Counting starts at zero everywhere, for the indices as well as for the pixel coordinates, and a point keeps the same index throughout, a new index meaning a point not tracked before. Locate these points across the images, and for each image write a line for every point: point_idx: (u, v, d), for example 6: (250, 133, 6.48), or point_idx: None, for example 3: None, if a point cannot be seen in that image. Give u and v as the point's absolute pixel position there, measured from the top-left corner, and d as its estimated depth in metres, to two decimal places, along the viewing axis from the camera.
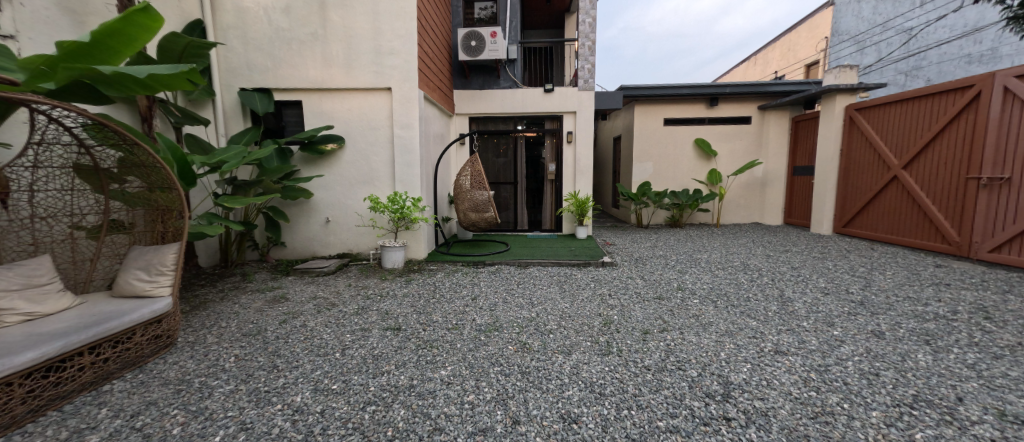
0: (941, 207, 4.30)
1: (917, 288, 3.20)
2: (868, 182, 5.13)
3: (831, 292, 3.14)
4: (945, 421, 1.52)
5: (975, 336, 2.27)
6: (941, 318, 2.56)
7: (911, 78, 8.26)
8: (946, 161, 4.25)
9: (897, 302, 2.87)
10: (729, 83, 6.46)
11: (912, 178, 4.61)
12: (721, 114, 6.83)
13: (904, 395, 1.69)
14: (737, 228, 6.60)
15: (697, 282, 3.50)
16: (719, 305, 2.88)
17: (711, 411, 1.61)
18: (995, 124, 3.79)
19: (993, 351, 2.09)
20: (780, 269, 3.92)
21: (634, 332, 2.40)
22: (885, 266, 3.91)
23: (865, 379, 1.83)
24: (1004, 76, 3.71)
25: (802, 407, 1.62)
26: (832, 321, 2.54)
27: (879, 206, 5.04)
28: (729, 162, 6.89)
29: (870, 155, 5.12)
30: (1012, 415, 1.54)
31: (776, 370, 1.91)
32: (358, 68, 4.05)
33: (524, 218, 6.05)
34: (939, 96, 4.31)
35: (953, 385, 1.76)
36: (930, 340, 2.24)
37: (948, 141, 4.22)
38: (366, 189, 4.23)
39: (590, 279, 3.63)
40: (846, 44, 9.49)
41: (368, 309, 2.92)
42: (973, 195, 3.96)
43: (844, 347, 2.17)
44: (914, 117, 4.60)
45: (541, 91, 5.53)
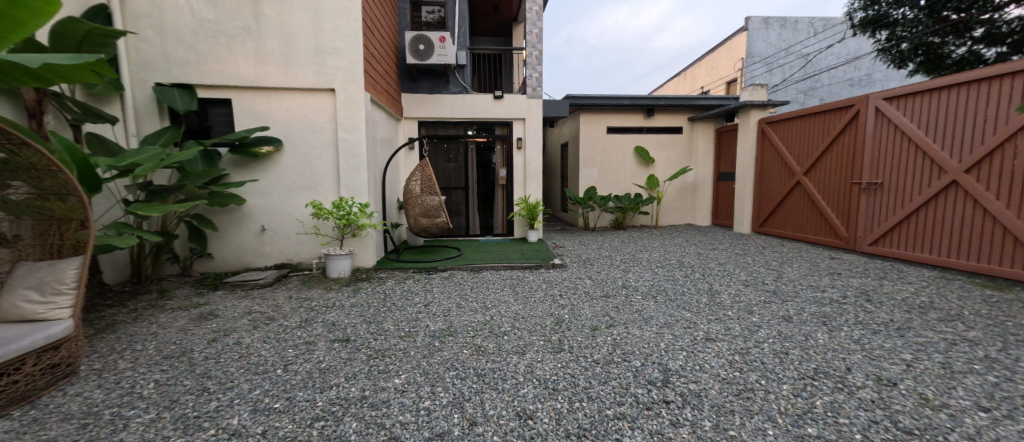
0: (833, 207, 5.01)
1: (817, 277, 3.71)
2: (778, 186, 5.83)
3: (750, 284, 3.54)
4: (838, 387, 1.80)
5: (861, 316, 2.70)
6: (835, 302, 3.00)
7: None
8: (835, 168, 4.97)
9: (802, 290, 3.31)
10: (663, 96, 7.02)
11: (811, 184, 5.30)
12: (657, 124, 7.38)
13: (808, 369, 1.96)
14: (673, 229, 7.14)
15: (640, 280, 3.76)
16: (659, 300, 3.13)
17: (653, 396, 1.76)
18: (870, 138, 4.51)
19: (873, 328, 2.49)
20: (710, 265, 4.33)
21: (584, 329, 2.54)
22: (793, 260, 4.47)
23: (778, 357, 2.10)
24: (876, 98, 4.44)
25: (728, 386, 1.82)
26: (751, 309, 2.88)
27: (786, 207, 5.74)
28: (665, 168, 7.46)
29: (779, 163, 5.83)
30: (886, 379, 1.86)
31: (707, 355, 2.13)
32: (296, 67, 3.84)
33: (476, 223, 6.04)
34: (829, 113, 5.04)
35: (844, 358, 2.08)
36: (827, 321, 2.62)
37: (837, 151, 4.94)
38: (307, 194, 4.01)
39: (541, 281, 3.74)
40: (757, 65, 10.08)
41: (313, 322, 2.78)
42: (856, 197, 4.66)
43: (762, 330, 2.47)
44: (811, 130, 5.33)
45: (491, 97, 5.62)
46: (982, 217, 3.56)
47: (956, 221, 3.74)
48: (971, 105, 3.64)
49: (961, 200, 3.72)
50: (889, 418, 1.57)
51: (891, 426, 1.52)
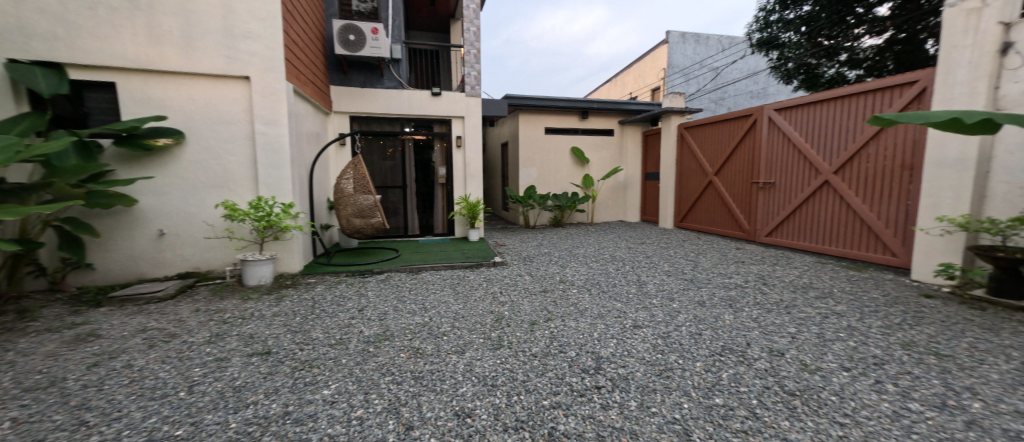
0: (737, 204, 5.67)
1: (726, 266, 4.18)
2: (695, 185, 6.46)
3: (672, 274, 3.89)
4: (739, 361, 2.06)
5: (760, 298, 3.10)
6: (741, 286, 3.41)
7: None
8: (739, 169, 5.62)
9: (714, 278, 3.71)
10: (596, 100, 7.40)
11: (721, 184, 5.93)
12: (591, 126, 7.76)
13: (716, 347, 2.22)
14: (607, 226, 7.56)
15: (576, 274, 3.95)
16: (592, 292, 3.33)
17: (586, 383, 1.87)
18: (765, 143, 5.17)
19: (769, 307, 2.88)
20: (638, 258, 4.68)
21: (523, 325, 2.62)
22: (707, 252, 4.97)
23: (692, 338, 2.35)
24: (769, 109, 5.10)
25: (651, 367, 2.00)
26: (672, 297, 3.17)
27: (701, 204, 6.37)
28: (598, 168, 7.87)
29: (695, 164, 6.45)
30: (777, 350, 2.17)
31: (634, 341, 2.31)
32: (201, 51, 3.45)
33: (415, 223, 5.89)
34: (734, 121, 5.68)
35: (745, 334, 2.39)
36: (733, 303, 2.98)
37: (740, 155, 5.59)
38: (217, 194, 3.63)
39: (482, 279, 3.78)
40: (677, 75, 11.04)
41: (226, 336, 2.53)
42: (755, 195, 5.32)
43: (680, 315, 2.73)
44: (719, 135, 5.97)
45: (428, 94, 5.54)
46: (846, 211, 4.26)
47: (829, 215, 4.43)
48: (836, 117, 4.32)
49: (831, 197, 4.41)
50: (777, 383, 1.83)
51: (778, 390, 1.77)
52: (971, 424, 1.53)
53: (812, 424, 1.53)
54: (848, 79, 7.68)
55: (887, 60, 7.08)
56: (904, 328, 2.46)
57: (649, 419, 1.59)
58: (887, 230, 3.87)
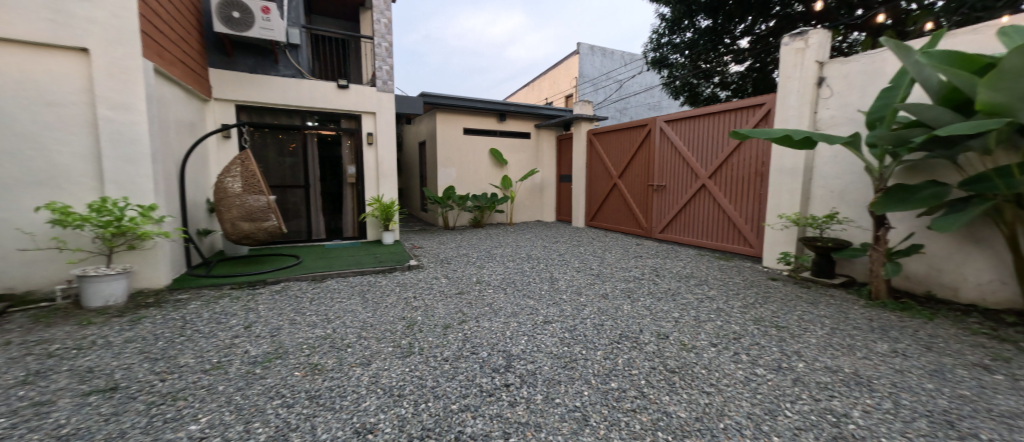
0: (637, 205, 6.23)
1: (628, 261, 4.55)
2: (602, 187, 6.96)
3: (581, 270, 4.13)
4: (633, 346, 2.25)
5: (655, 288, 3.44)
6: (640, 279, 3.75)
7: None
8: (638, 173, 6.18)
9: (618, 272, 4.02)
10: (513, 103, 7.54)
11: (623, 186, 6.48)
12: (508, 128, 7.89)
13: (616, 335, 2.40)
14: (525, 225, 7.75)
15: (491, 274, 3.96)
16: (507, 291, 3.38)
17: (495, 383, 1.88)
18: (658, 150, 5.76)
19: (662, 296, 3.21)
20: (552, 256, 4.89)
21: (435, 329, 2.54)
22: (613, 248, 5.37)
23: (596, 328, 2.51)
24: (660, 120, 5.70)
25: (558, 360, 2.08)
26: (580, 291, 3.36)
27: (608, 204, 6.88)
28: (516, 169, 8.04)
29: (602, 167, 6.95)
30: (664, 334, 2.42)
31: (543, 336, 2.39)
32: (12, 10, 2.71)
33: (320, 226, 5.39)
34: (633, 129, 6.24)
35: (641, 322, 2.63)
36: (632, 294, 3.26)
37: (639, 160, 6.16)
38: (41, 194, 2.88)
39: (395, 284, 3.60)
40: (587, 85, 11.90)
41: (52, 372, 2.02)
42: (652, 197, 5.90)
43: (587, 308, 2.90)
44: (622, 142, 6.50)
45: (334, 86, 5.11)
46: (719, 210, 4.93)
47: (707, 214, 5.10)
48: (710, 129, 4.99)
49: (708, 199, 5.07)
50: (663, 363, 2.04)
51: (663, 369, 1.97)
52: (797, 381, 1.87)
53: (686, 396, 1.72)
54: (720, 97, 9.07)
55: (747, 85, 8.49)
56: (760, 307, 2.93)
57: (552, 410, 1.64)
58: (747, 226, 4.57)
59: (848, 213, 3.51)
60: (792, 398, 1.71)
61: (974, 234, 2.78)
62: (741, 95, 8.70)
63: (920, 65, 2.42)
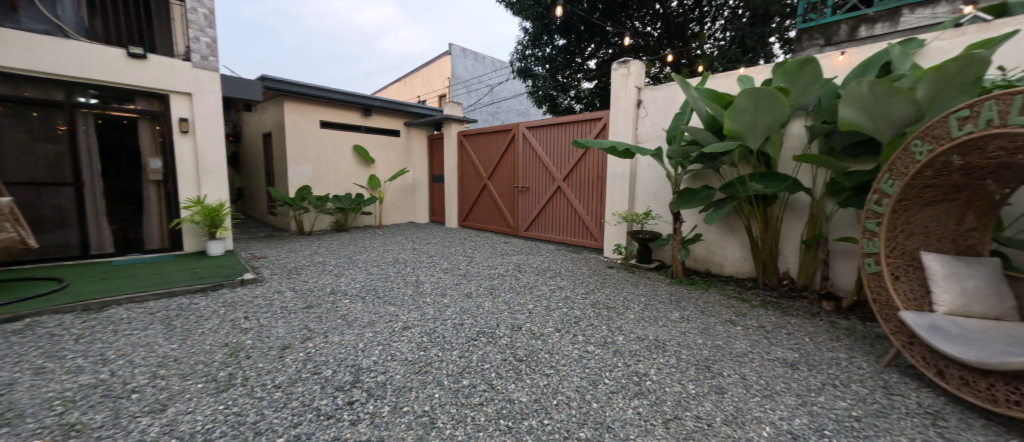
0: (505, 205, 6.56)
1: (494, 259, 4.77)
2: (473, 188, 7.11)
3: (449, 271, 4.14)
4: (488, 341, 2.36)
5: (516, 283, 3.68)
6: (502, 275, 3.96)
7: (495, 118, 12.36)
8: (506, 175, 6.50)
9: (483, 270, 4.17)
10: (379, 97, 7.06)
11: (492, 187, 6.74)
12: (375, 124, 7.37)
13: (474, 333, 2.49)
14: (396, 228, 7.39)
15: (349, 283, 3.65)
16: (366, 300, 3.16)
17: (337, 403, 1.74)
18: (522, 154, 6.16)
19: (521, 291, 3.46)
20: (420, 258, 4.78)
21: (270, 352, 2.22)
22: (482, 247, 5.54)
23: (455, 328, 2.56)
24: (523, 126, 6.09)
25: (411, 367, 2.04)
26: (445, 292, 3.37)
27: (479, 205, 7.07)
28: (384, 168, 7.57)
29: (472, 169, 7.09)
30: (517, 326, 2.62)
31: (400, 343, 2.32)
32: None
33: (108, 237, 4.15)
34: (500, 133, 6.52)
35: (498, 317, 2.78)
36: (495, 291, 3.42)
37: (506, 162, 6.47)
38: None
39: (221, 304, 3.00)
40: (459, 86, 12.12)
41: None
42: (518, 197, 6.29)
43: (449, 309, 2.93)
44: (490, 144, 6.73)
45: (124, 54, 3.96)
46: (572, 209, 5.54)
47: (562, 212, 5.68)
48: (563, 137, 5.56)
49: (563, 199, 5.65)
50: (513, 353, 2.20)
51: (512, 359, 2.12)
52: (616, 352, 2.24)
53: (528, 381, 1.89)
54: (576, 110, 10.00)
55: (596, 100, 9.48)
56: (598, 292, 3.42)
57: (398, 420, 1.61)
58: (593, 222, 5.25)
59: (660, 211, 4.37)
60: (611, 366, 2.05)
61: (731, 225, 3.74)
62: (592, 110, 9.64)
63: (695, 99, 3.14)
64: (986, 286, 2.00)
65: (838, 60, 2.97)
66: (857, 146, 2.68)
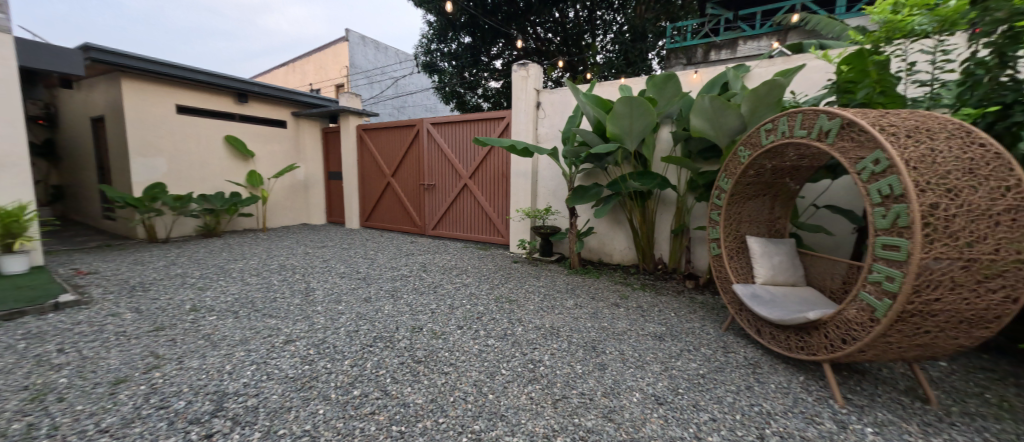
0: (410, 203, 6.33)
1: (396, 260, 4.57)
2: (374, 186, 6.71)
3: (345, 275, 3.85)
4: (385, 346, 2.27)
5: (418, 283, 3.59)
6: (405, 276, 3.83)
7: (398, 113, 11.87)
8: (410, 172, 6.26)
9: (383, 272, 3.98)
10: (258, 82, 6.16)
11: (396, 185, 6.44)
12: (253, 113, 6.44)
13: (369, 338, 2.37)
14: (285, 230, 6.59)
15: (218, 297, 3.14)
16: (240, 314, 2.77)
17: (191, 437, 1.50)
18: (427, 151, 5.99)
19: (423, 290, 3.38)
20: (311, 263, 4.35)
21: (98, 388, 1.82)
22: (385, 248, 5.28)
23: (348, 336, 2.41)
24: (427, 122, 5.92)
25: (291, 384, 1.86)
26: (339, 298, 3.14)
27: (382, 204, 6.70)
28: (267, 164, 6.70)
29: (373, 166, 6.68)
30: (418, 327, 2.56)
31: (278, 360, 2.09)
32: None
33: None
34: (401, 128, 6.24)
35: (397, 319, 2.70)
36: (395, 293, 3.29)
37: (409, 159, 6.23)
38: None
39: (24, 337, 2.34)
40: (359, 77, 11.36)
41: None
42: (423, 195, 6.11)
43: (343, 316, 2.75)
44: (392, 140, 6.40)
45: None
46: (478, 207, 5.59)
47: (469, 210, 5.69)
48: (468, 134, 5.55)
49: (470, 196, 5.66)
50: (410, 356, 2.14)
51: (409, 362, 2.07)
52: (515, 343, 2.35)
53: (424, 382, 1.88)
54: (483, 109, 9.88)
55: (503, 99, 9.51)
56: (501, 286, 3.52)
57: None
58: (499, 219, 5.37)
59: (558, 207, 4.66)
60: (509, 358, 2.16)
61: (616, 218, 4.16)
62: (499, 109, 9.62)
63: (583, 104, 3.40)
64: (788, 260, 2.55)
65: (693, 78, 3.50)
66: (708, 150, 3.19)
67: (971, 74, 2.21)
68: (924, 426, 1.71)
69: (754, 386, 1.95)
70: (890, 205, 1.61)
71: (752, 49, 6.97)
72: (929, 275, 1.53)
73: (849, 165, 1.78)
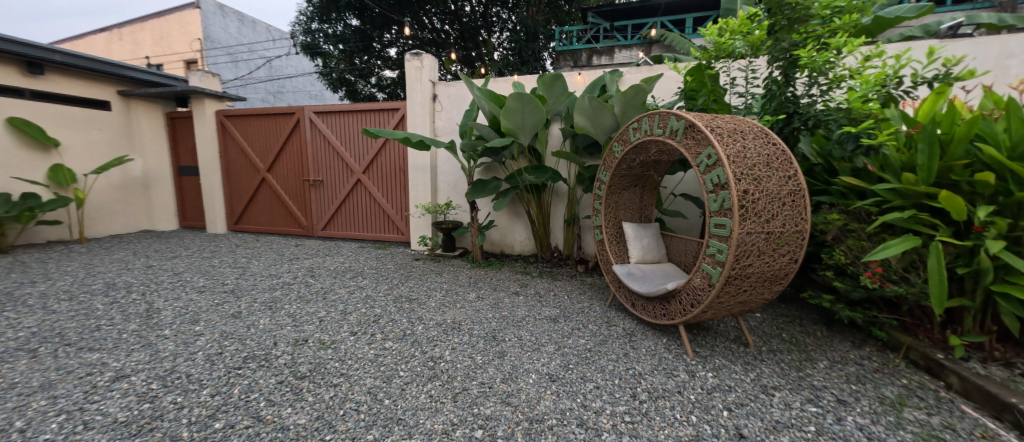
0: (293, 202, 5.66)
1: (277, 266, 4.07)
2: (247, 183, 5.85)
3: (207, 289, 3.30)
4: (260, 365, 2.06)
5: (301, 291, 3.25)
6: (286, 284, 3.43)
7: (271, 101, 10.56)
8: (291, 167, 5.59)
9: (259, 282, 3.51)
10: (60, 49, 4.73)
11: (274, 181, 5.69)
12: (54, 89, 4.94)
13: (236, 360, 2.12)
14: (119, 240, 5.32)
15: (8, 334, 2.41)
16: (49, 353, 2.19)
17: None
18: (309, 143, 5.41)
19: (307, 299, 3.07)
20: (158, 278, 3.62)
21: None
22: (262, 254, 4.65)
23: (208, 361, 2.11)
24: (309, 110, 5.34)
25: (123, 429, 1.59)
26: (197, 318, 2.69)
27: (257, 203, 5.88)
28: (84, 156, 5.27)
29: (244, 159, 5.81)
30: (302, 339, 2.36)
31: (103, 402, 1.76)
32: None
33: None
34: (278, 117, 5.52)
35: (274, 334, 2.42)
36: (272, 305, 2.94)
37: (289, 152, 5.56)
38: None
39: None
40: (219, 53, 9.57)
41: None
42: (309, 192, 5.52)
43: (201, 338, 2.37)
44: (266, 130, 5.62)
45: None
46: (373, 202, 5.27)
47: (364, 208, 5.33)
48: (357, 125, 5.16)
49: (363, 192, 5.30)
50: (292, 373, 1.99)
51: (290, 380, 1.93)
52: (414, 343, 2.31)
53: (310, 399, 1.78)
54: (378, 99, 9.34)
55: (399, 90, 9.14)
56: (401, 286, 3.39)
57: None
58: (398, 216, 5.15)
59: (459, 201, 4.65)
60: (406, 359, 2.12)
61: (515, 210, 4.31)
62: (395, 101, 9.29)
63: (478, 98, 3.44)
64: (655, 241, 2.95)
65: (577, 79, 3.80)
66: (592, 146, 3.51)
67: (769, 88, 2.83)
68: (746, 364, 2.16)
69: (630, 352, 2.24)
70: (719, 192, 1.98)
71: (626, 57, 7.74)
72: (744, 246, 1.93)
73: (692, 159, 2.13)
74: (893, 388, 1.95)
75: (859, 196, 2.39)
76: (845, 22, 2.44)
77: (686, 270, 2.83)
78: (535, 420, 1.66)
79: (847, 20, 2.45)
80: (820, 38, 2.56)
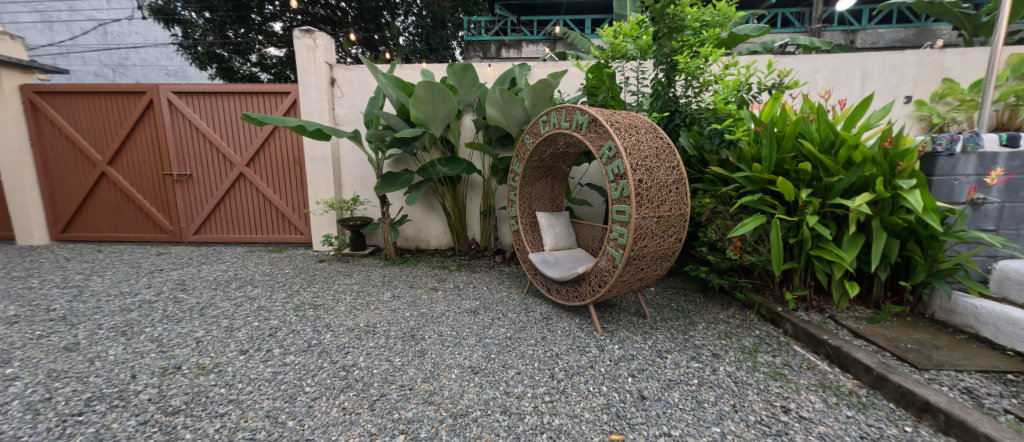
0: (149, 200, 4.66)
1: (130, 281, 3.33)
2: (77, 179, 4.63)
3: (19, 320, 2.54)
4: (111, 406, 1.68)
5: (168, 309, 2.71)
6: (144, 304, 2.82)
7: (119, 74, 8.42)
8: (143, 158, 4.58)
9: (104, 303, 2.82)
10: None
11: (119, 176, 4.61)
12: None
13: (77, 404, 1.69)
14: None
15: None
16: None
17: None
18: (168, 129, 4.48)
19: (176, 318, 2.57)
20: None
21: None
22: (106, 267, 3.75)
23: (30, 412, 1.64)
24: (164, 90, 4.40)
25: None
26: (8, 358, 2.07)
27: (95, 204, 4.71)
28: None
29: (70, 149, 4.57)
30: (172, 366, 1.98)
31: None
32: None
33: None
34: (118, 96, 4.44)
35: (132, 366, 1.99)
36: (126, 329, 2.40)
37: (139, 140, 4.53)
38: None
39: None
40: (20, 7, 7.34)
41: None
42: (172, 189, 4.60)
43: (16, 383, 1.83)
44: (101, 112, 4.48)
45: None
46: (261, 199, 4.62)
47: (250, 206, 4.64)
48: (235, 109, 4.43)
49: (247, 188, 4.61)
50: (159, 409, 1.67)
51: (157, 417, 1.61)
52: (321, 353, 2.11)
53: (188, 436, 1.52)
54: (261, 81, 8.14)
55: (289, 72, 8.07)
56: (302, 292, 3.05)
57: None
58: (295, 214, 4.61)
59: (367, 196, 4.34)
60: (314, 372, 1.94)
61: (429, 203, 4.19)
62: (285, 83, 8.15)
63: (383, 85, 3.24)
64: (566, 229, 3.14)
65: (487, 71, 3.81)
66: (504, 137, 3.56)
67: (655, 88, 3.17)
68: (645, 334, 2.45)
69: (547, 335, 2.37)
70: (618, 181, 2.20)
71: (532, 51, 8.23)
72: (640, 230, 2.17)
73: (595, 151, 2.31)
74: (750, 338, 2.40)
75: (723, 183, 2.84)
76: (710, 34, 2.86)
77: (593, 254, 3.08)
78: (459, 415, 1.66)
79: (712, 32, 2.88)
80: (693, 46, 2.96)
